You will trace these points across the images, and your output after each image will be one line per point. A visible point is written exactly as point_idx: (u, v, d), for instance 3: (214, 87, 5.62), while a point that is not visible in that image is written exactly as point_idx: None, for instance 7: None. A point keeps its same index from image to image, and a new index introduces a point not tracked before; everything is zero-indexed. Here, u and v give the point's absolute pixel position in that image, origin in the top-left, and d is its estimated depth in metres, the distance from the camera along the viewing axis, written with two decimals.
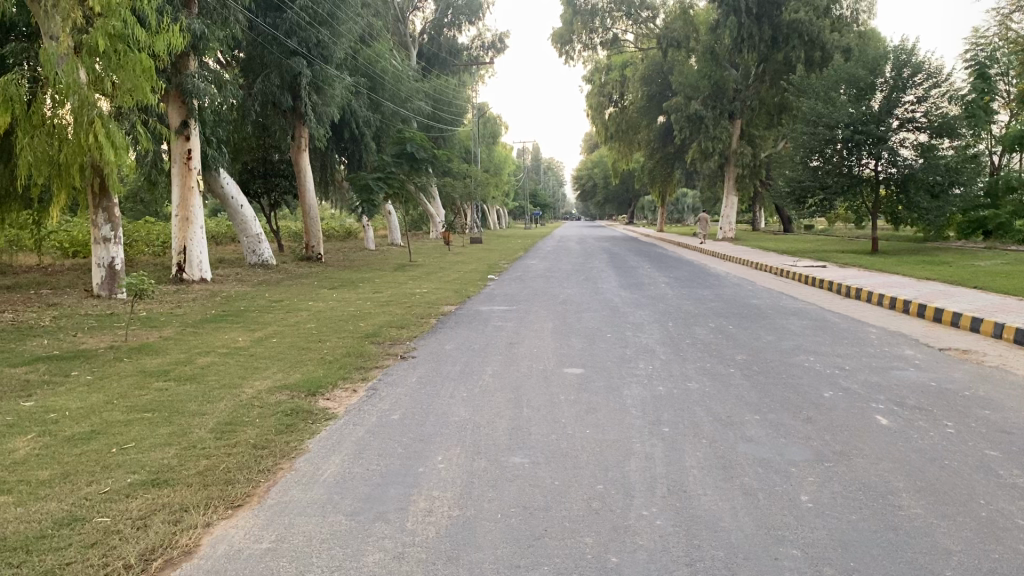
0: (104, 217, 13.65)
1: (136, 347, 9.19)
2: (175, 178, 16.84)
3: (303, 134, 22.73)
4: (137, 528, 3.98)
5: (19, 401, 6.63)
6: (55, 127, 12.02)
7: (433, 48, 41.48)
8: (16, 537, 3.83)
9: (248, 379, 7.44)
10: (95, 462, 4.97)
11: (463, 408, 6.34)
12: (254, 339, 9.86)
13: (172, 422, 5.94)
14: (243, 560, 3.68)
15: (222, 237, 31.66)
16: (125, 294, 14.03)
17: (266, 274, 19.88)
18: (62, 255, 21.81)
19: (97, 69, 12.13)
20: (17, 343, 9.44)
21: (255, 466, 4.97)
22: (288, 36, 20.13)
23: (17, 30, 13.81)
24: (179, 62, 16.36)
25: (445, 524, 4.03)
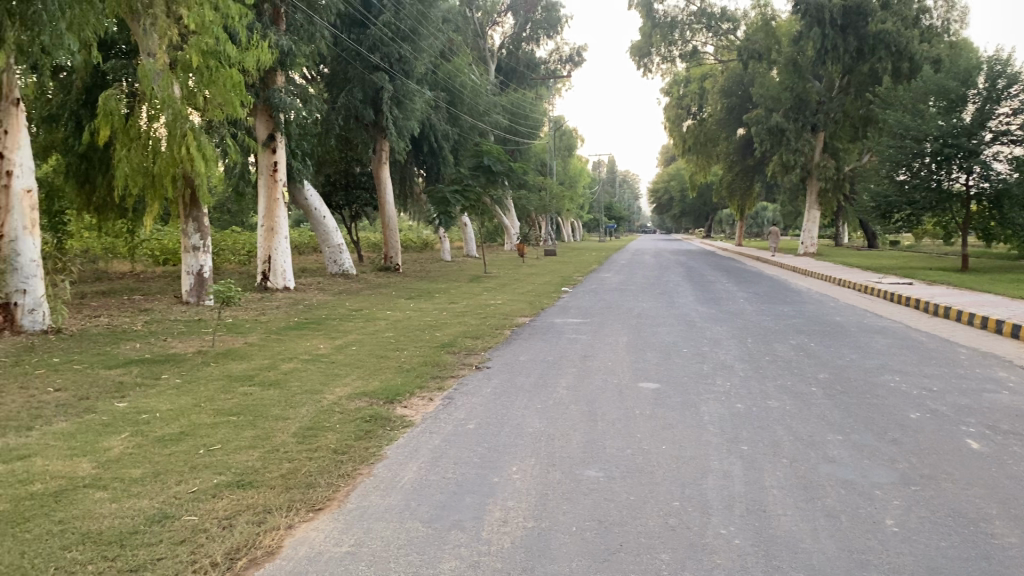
0: (194, 227, 14.16)
1: (222, 353, 9.50)
2: (261, 190, 17.42)
3: (384, 147, 23.22)
4: (223, 528, 4.12)
5: (114, 401, 6.96)
6: (150, 141, 12.57)
7: (511, 62, 41.72)
8: (112, 532, 4.02)
9: (328, 386, 7.60)
10: (183, 462, 5.16)
11: (537, 420, 6.34)
12: (334, 347, 10.08)
13: (256, 425, 6.12)
14: (323, 563, 3.77)
15: (304, 248, 32.51)
16: (212, 301, 14.50)
17: (347, 283, 20.34)
18: (154, 262, 22.63)
19: (190, 85, 12.64)
20: (113, 346, 9.85)
21: (335, 471, 5.09)
22: (371, 51, 20.75)
23: (117, 48, 14.52)
24: (267, 78, 16.89)
25: (520, 535, 4.05)
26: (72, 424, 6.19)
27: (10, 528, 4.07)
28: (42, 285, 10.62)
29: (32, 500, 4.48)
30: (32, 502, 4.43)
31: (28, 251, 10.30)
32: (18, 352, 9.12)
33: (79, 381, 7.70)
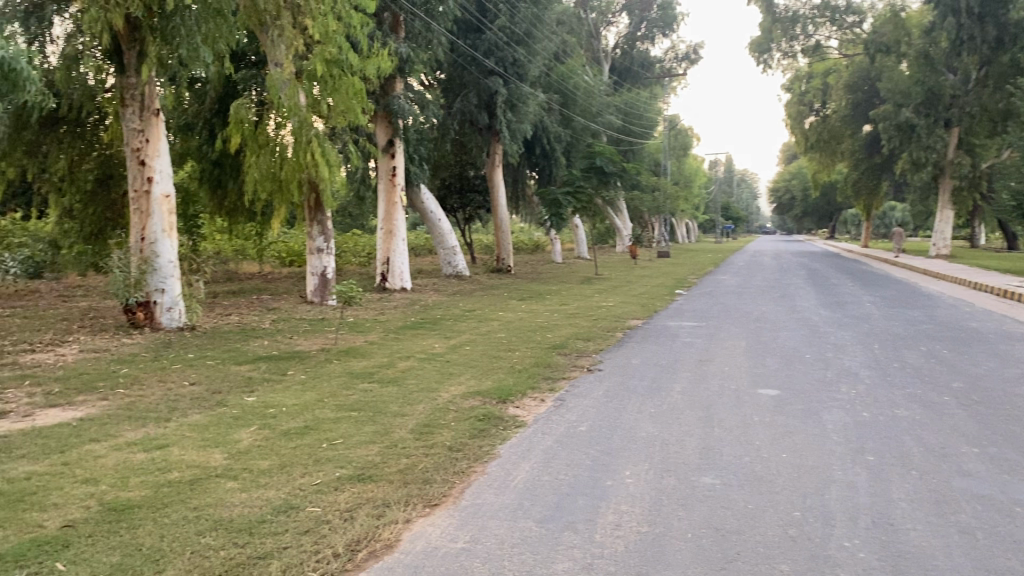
0: (318, 231, 14.72)
1: (344, 351, 9.84)
2: (381, 194, 17.94)
3: (498, 150, 23.46)
4: (344, 520, 4.27)
5: (243, 396, 7.31)
6: (277, 147, 13.15)
7: (625, 61, 41.54)
8: (242, 520, 4.22)
9: (443, 384, 7.76)
10: (308, 455, 5.38)
11: (651, 425, 6.27)
12: (450, 346, 10.27)
13: (376, 421, 6.31)
14: (440, 557, 3.86)
15: (420, 250, 33.27)
16: (335, 301, 14.97)
17: (461, 284, 20.68)
18: (280, 264, 23.62)
19: (315, 93, 13.16)
20: (243, 343, 10.36)
21: (450, 468, 5.19)
22: (486, 56, 21.05)
23: (246, 59, 15.27)
24: (387, 85, 17.39)
25: (633, 539, 4.02)
26: (206, 416, 6.56)
27: (151, 512, 4.35)
28: (178, 284, 11.27)
29: (170, 487, 4.77)
30: (169, 489, 4.72)
31: (166, 252, 10.94)
32: (159, 348, 9.73)
33: (213, 376, 8.14)
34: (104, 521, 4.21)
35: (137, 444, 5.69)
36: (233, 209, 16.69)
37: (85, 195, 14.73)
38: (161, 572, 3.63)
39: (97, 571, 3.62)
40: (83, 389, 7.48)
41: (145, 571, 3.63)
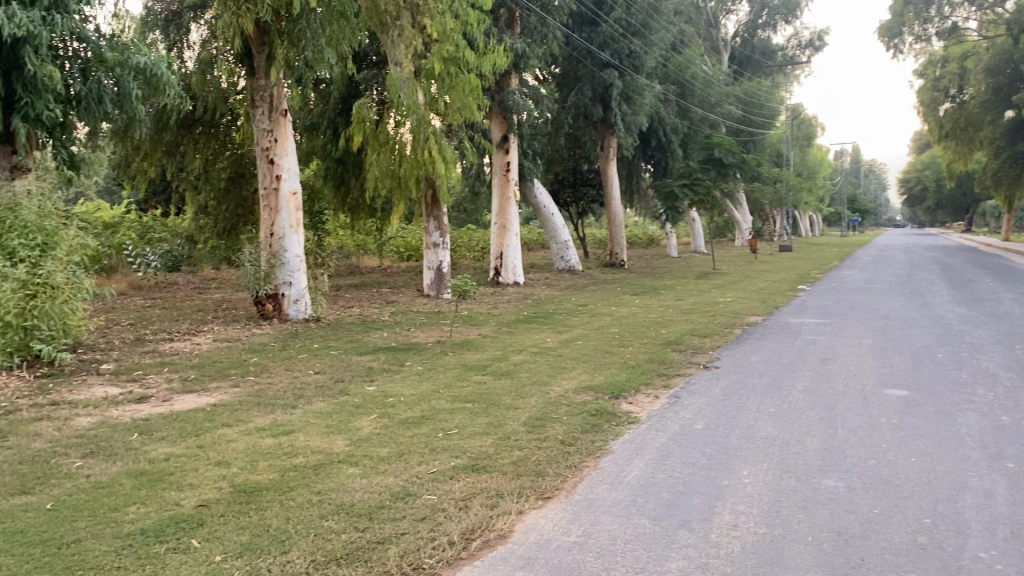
0: (435, 226, 14.99)
1: (459, 343, 10.02)
2: (495, 189, 18.13)
3: (612, 144, 23.26)
4: (460, 509, 4.35)
5: (364, 385, 7.57)
6: (396, 144, 13.48)
7: (745, 50, 40.38)
8: (363, 505, 4.38)
9: (555, 378, 7.78)
10: (425, 444, 5.50)
11: (770, 424, 6.10)
12: (562, 341, 10.28)
13: (489, 413, 6.39)
14: (553, 550, 3.87)
15: (533, 244, 33.44)
16: (451, 294, 15.21)
17: (574, 279, 20.69)
18: (398, 258, 24.25)
19: (432, 91, 13.42)
20: (363, 335, 10.70)
21: (563, 461, 5.20)
22: (601, 49, 20.93)
23: (368, 59, 15.72)
24: (502, 81, 17.54)
25: (751, 541, 3.92)
26: (329, 404, 6.82)
27: (278, 495, 4.55)
28: (304, 277, 11.72)
29: (296, 471, 4.98)
30: (295, 473, 4.93)
31: (293, 247, 11.40)
32: (286, 338, 10.18)
33: (335, 365, 8.44)
34: (236, 502, 4.45)
35: (266, 429, 5.97)
36: (354, 204, 17.21)
37: (218, 192, 15.54)
38: (287, 552, 3.80)
39: (230, 549, 3.83)
40: (216, 376, 7.92)
41: (272, 551, 3.80)
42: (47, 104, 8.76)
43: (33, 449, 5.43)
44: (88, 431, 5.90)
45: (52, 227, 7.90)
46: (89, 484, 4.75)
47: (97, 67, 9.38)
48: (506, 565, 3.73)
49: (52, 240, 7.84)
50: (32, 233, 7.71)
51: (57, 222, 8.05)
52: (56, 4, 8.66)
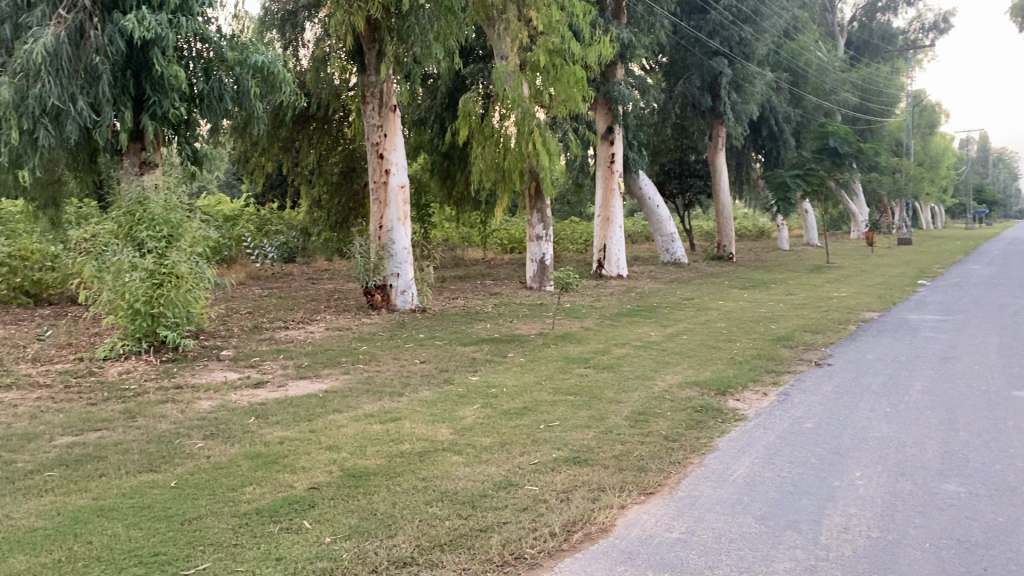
0: (538, 218, 15.00)
1: (561, 336, 10.01)
2: (599, 180, 17.99)
3: (721, 134, 22.73)
4: (561, 501, 4.36)
5: (468, 375, 7.69)
6: (502, 138, 13.58)
7: (863, 34, 38.86)
8: (466, 493, 4.44)
9: (659, 373, 7.69)
10: (527, 435, 5.53)
11: (885, 425, 5.84)
12: (667, 335, 10.14)
13: (591, 406, 6.37)
14: (655, 546, 3.83)
15: (638, 236, 33.07)
16: (554, 287, 15.21)
17: (680, 271, 20.36)
18: (502, 250, 24.45)
19: (538, 84, 13.44)
20: (467, 325, 10.85)
21: (667, 457, 5.14)
22: (710, 37, 20.52)
23: (474, 52, 15.89)
24: (607, 71, 17.42)
25: (863, 544, 3.78)
26: (434, 392, 6.95)
27: (385, 480, 4.68)
28: (411, 269, 11.97)
29: (402, 457, 5.10)
30: (401, 459, 5.04)
31: (401, 239, 11.67)
32: (393, 328, 10.42)
33: (440, 355, 8.60)
34: (345, 485, 4.59)
35: (374, 416, 6.14)
36: (460, 197, 17.38)
37: (330, 186, 16.05)
38: (393, 536, 3.89)
39: (339, 531, 3.96)
40: (327, 363, 8.19)
41: (379, 535, 3.91)
42: (173, 103, 9.26)
43: (159, 430, 5.75)
44: (209, 413, 6.21)
45: (177, 220, 8.29)
46: (210, 464, 5.00)
47: (218, 67, 9.83)
48: (607, 559, 3.71)
49: (177, 232, 8.23)
50: (159, 226, 8.13)
51: (181, 215, 8.43)
52: (182, 7, 9.12)
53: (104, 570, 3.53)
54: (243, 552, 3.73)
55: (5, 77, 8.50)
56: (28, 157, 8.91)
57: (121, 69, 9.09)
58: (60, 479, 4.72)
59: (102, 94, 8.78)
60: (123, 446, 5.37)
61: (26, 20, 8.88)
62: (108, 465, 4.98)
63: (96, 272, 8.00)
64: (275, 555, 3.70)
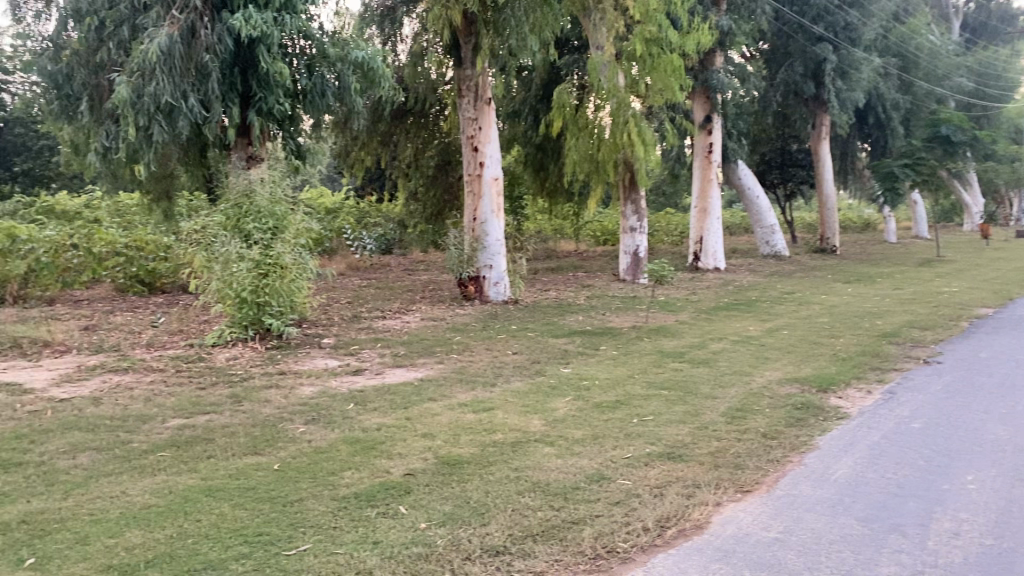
0: (632, 210, 14.85)
1: (656, 329, 9.89)
2: (697, 170, 17.64)
3: (825, 122, 21.97)
4: (654, 496, 4.32)
5: (560, 367, 7.69)
6: (596, 129, 13.46)
7: (980, 16, 37.01)
8: (558, 485, 4.44)
9: (757, 369, 7.49)
10: (619, 429, 5.49)
11: (1001, 427, 5.54)
12: (766, 329, 9.89)
13: (687, 401, 6.27)
14: (751, 546, 3.74)
15: (736, 229, 32.35)
16: (647, 280, 15.04)
17: (779, 264, 19.81)
18: (596, 242, 24.32)
19: (634, 73, 13.30)
20: (560, 317, 10.83)
21: (764, 455, 5.01)
22: (815, 22, 19.94)
23: (570, 43, 15.86)
24: (706, 60, 17.09)
25: (974, 552, 3.60)
26: (527, 383, 6.98)
27: (478, 469, 4.72)
28: (504, 260, 12.02)
29: (495, 447, 5.14)
30: (494, 449, 5.08)
31: (494, 232, 11.74)
32: (486, 319, 10.51)
33: (533, 347, 8.63)
34: (439, 473, 4.66)
35: (468, 405, 6.22)
36: (553, 189, 17.30)
37: (427, 179, 16.29)
38: (486, 525, 3.93)
39: (434, 517, 4.02)
40: (422, 352, 8.33)
41: (472, 523, 3.95)
42: (277, 99, 9.57)
43: (264, 415, 5.96)
44: (310, 399, 6.42)
45: (282, 212, 8.55)
46: (311, 448, 5.16)
47: (320, 63, 10.10)
48: (702, 557, 3.65)
49: (281, 224, 8.47)
50: (265, 218, 8.41)
51: (285, 207, 8.71)
52: (286, 5, 9.38)
53: (211, 547, 3.69)
54: (342, 535, 3.84)
55: (124, 76, 8.94)
56: (144, 152, 9.36)
57: (229, 66, 9.45)
58: (172, 459, 4.95)
59: (212, 91, 9.15)
60: (230, 429, 5.60)
61: (142, 21, 9.30)
62: (216, 447, 5.21)
63: (207, 262, 8.33)
64: (372, 539, 3.79)
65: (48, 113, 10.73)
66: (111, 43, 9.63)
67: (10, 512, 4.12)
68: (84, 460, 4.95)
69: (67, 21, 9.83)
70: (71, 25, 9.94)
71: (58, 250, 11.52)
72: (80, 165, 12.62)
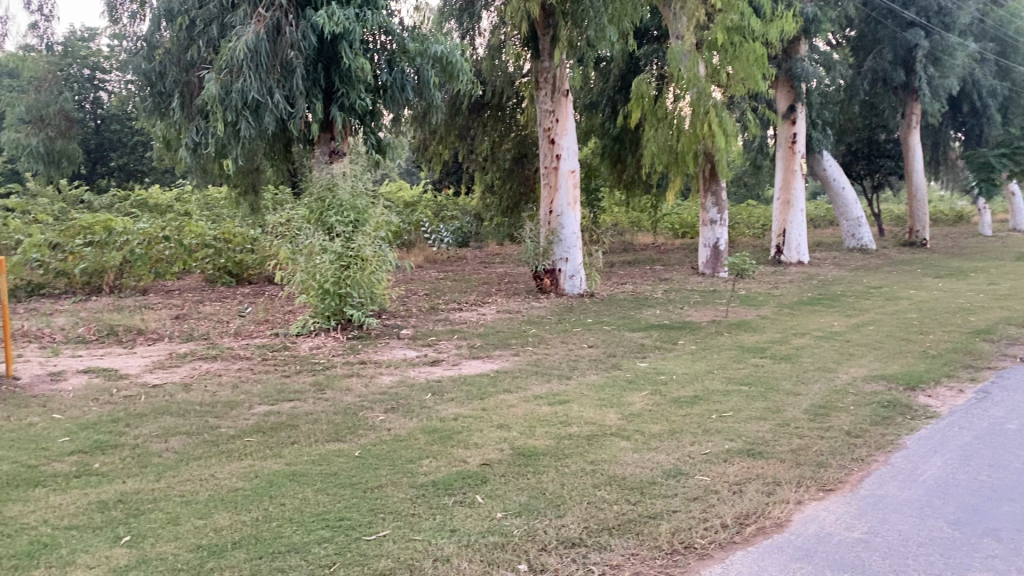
0: (712, 202, 14.60)
1: (735, 324, 9.71)
2: (780, 161, 17.22)
3: (916, 110, 21.14)
4: (733, 492, 4.25)
5: (636, 360, 7.63)
6: (675, 119, 13.29)
7: None
8: (635, 479, 4.42)
9: (841, 366, 7.28)
10: (697, 424, 5.42)
11: None
12: (851, 325, 9.61)
13: (767, 398, 6.15)
14: (833, 545, 3.66)
15: (820, 221, 31.50)
16: (727, 273, 14.77)
17: (865, 258, 19.22)
18: (674, 235, 24.02)
19: (714, 62, 13.09)
20: (637, 311, 10.74)
21: (848, 454, 4.87)
22: (905, 7, 19.25)
23: (650, 33, 15.74)
24: (789, 48, 16.69)
25: None
26: (602, 376, 6.97)
27: (554, 461, 4.73)
28: (580, 253, 11.98)
29: (570, 440, 5.14)
30: (570, 442, 5.09)
31: (570, 225, 11.71)
32: (561, 312, 10.51)
33: (609, 340, 8.58)
34: (515, 464, 4.69)
35: (543, 397, 6.23)
36: (631, 181, 17.13)
37: (503, 172, 16.36)
38: (562, 516, 3.94)
39: (510, 508, 4.05)
40: (498, 344, 8.39)
41: (548, 514, 3.96)
42: (358, 94, 9.75)
43: (345, 403, 6.10)
44: (389, 388, 6.54)
45: (363, 206, 8.71)
46: (390, 436, 5.26)
47: (401, 58, 10.25)
48: (782, 555, 3.58)
49: (362, 217, 8.65)
50: (347, 211, 8.59)
51: (366, 201, 8.88)
52: (368, 2, 9.55)
53: (295, 530, 3.80)
54: (420, 522, 3.90)
55: (213, 74, 9.25)
56: (232, 147, 9.68)
57: (313, 63, 9.67)
58: (257, 444, 5.12)
59: (296, 87, 9.39)
60: (313, 416, 5.76)
61: (230, 20, 9.58)
62: (299, 433, 5.35)
63: (291, 254, 8.58)
64: (450, 527, 3.84)
65: (142, 110, 11.18)
66: (201, 41, 9.96)
67: (107, 491, 4.33)
68: (175, 444, 5.15)
69: (160, 21, 10.20)
70: (164, 24, 10.32)
71: (151, 242, 11.85)
72: (171, 160, 13.10)
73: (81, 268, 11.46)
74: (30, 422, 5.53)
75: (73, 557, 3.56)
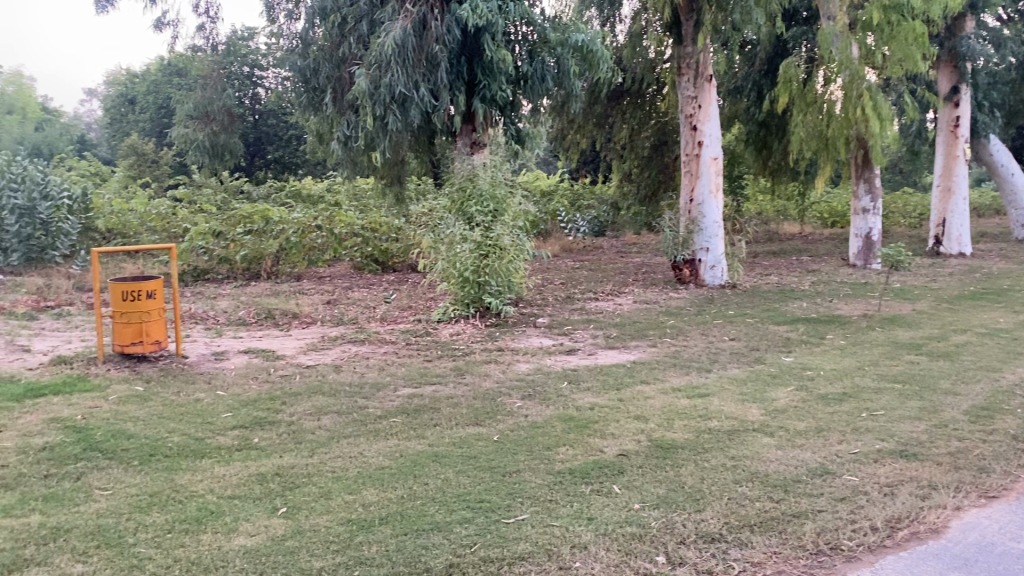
0: (865, 189, 13.91)
1: (889, 318, 9.23)
2: (940, 146, 16.16)
3: None
4: (884, 495, 4.06)
5: (781, 355, 7.39)
6: (825, 104, 12.71)
7: None
8: (778, 476, 4.31)
9: (1008, 365, 6.80)
10: (846, 422, 5.22)
11: None
12: (1019, 322, 8.94)
13: (923, 397, 5.83)
14: (996, 556, 3.47)
15: (985, 210, 29.35)
16: (880, 265, 14.04)
17: None
18: (823, 225, 23.06)
19: (869, 44, 12.39)
20: (782, 303, 10.41)
21: (1016, 460, 4.55)
22: None
23: (799, 14, 15.19)
24: (954, 25, 15.63)
25: None
26: (744, 370, 6.80)
27: (694, 454, 4.68)
28: (722, 243, 11.70)
29: (711, 434, 5.06)
30: (710, 436, 5.01)
31: (711, 214, 11.46)
32: (702, 303, 10.31)
33: (752, 333, 8.36)
34: (653, 455, 4.67)
35: (682, 390, 6.15)
36: (776, 168, 16.55)
37: (642, 160, 16.20)
38: (701, 511, 3.90)
39: (648, 499, 4.05)
40: (636, 335, 8.33)
41: (687, 508, 3.93)
42: (500, 85, 9.92)
43: (485, 388, 6.25)
44: (526, 375, 6.66)
45: (502, 195, 8.85)
46: (528, 423, 5.35)
47: (542, 48, 10.33)
48: (939, 562, 3.42)
49: (501, 207, 8.79)
50: (487, 201, 8.75)
51: (505, 190, 9.01)
52: None
53: (438, 509, 3.95)
54: (558, 508, 3.95)
55: (363, 69, 9.64)
56: (380, 140, 10.07)
57: (456, 56, 9.89)
58: (402, 425, 5.33)
59: (441, 80, 9.64)
60: (454, 400, 5.92)
61: (379, 16, 9.93)
62: (442, 416, 5.53)
63: (435, 243, 8.89)
64: (588, 515, 3.88)
65: (297, 105, 11.77)
66: (352, 38, 10.38)
67: (266, 464, 4.63)
68: (327, 422, 5.44)
69: (313, 19, 10.70)
70: (317, 23, 10.82)
71: (305, 231, 12.52)
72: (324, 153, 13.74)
73: (241, 254, 12.23)
74: (197, 398, 5.97)
75: (237, 524, 3.84)
